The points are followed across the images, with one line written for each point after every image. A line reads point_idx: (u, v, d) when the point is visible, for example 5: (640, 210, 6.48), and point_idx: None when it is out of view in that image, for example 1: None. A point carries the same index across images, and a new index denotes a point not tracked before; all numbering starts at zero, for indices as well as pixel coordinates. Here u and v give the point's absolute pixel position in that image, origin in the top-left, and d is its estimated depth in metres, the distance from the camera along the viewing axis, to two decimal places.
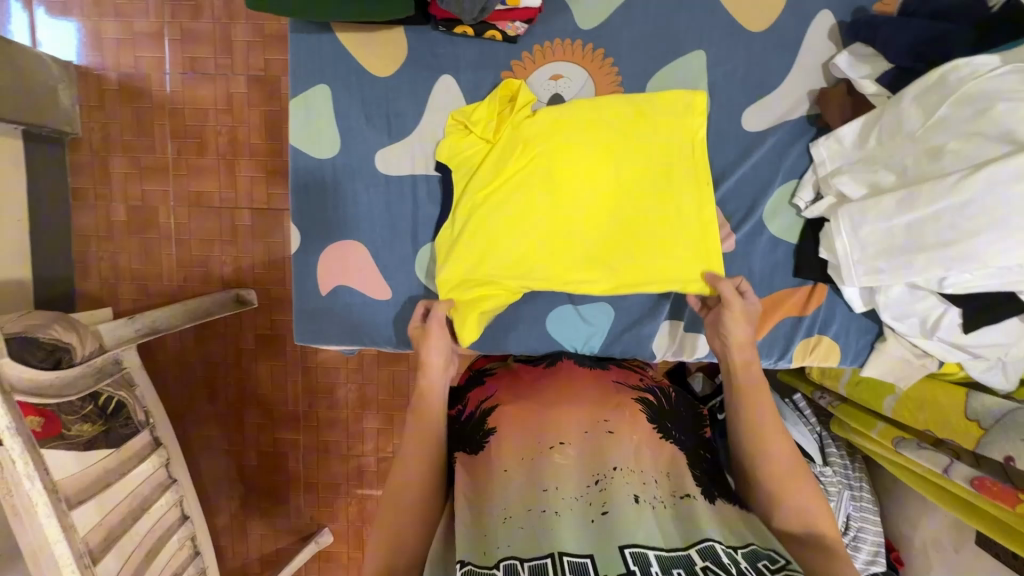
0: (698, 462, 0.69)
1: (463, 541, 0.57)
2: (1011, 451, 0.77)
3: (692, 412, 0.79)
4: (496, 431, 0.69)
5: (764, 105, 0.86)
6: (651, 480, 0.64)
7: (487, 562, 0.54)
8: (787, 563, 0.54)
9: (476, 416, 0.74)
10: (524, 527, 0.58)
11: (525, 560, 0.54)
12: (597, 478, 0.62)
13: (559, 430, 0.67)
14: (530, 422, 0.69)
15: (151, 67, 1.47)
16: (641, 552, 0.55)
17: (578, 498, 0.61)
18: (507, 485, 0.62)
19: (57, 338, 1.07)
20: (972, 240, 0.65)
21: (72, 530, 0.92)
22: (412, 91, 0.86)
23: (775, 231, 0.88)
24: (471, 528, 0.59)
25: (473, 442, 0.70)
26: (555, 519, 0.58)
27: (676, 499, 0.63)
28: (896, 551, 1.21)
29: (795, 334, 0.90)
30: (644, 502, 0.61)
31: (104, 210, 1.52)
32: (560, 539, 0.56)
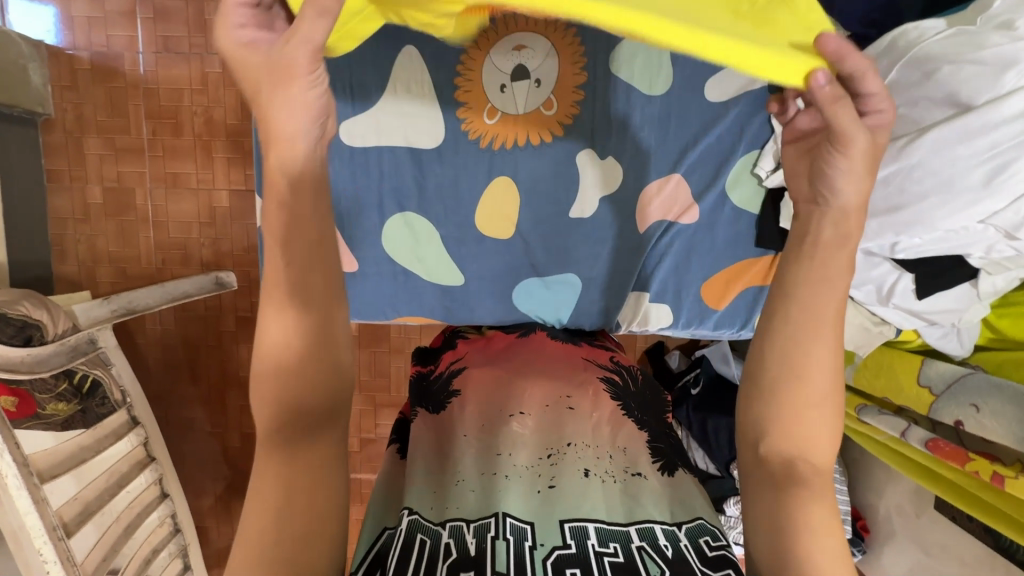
0: (659, 437, 0.71)
1: (415, 495, 0.60)
2: (959, 415, 0.81)
3: (656, 395, 0.80)
4: (460, 393, 0.72)
5: (725, 76, 0.86)
6: (605, 456, 0.64)
7: (435, 518, 0.56)
8: (727, 543, 0.55)
9: (443, 376, 0.77)
10: (474, 491, 0.59)
11: (471, 521, 0.55)
12: (550, 453, 0.63)
13: (521, 401, 0.69)
14: (493, 394, 0.70)
15: (124, 46, 1.45)
16: (581, 525, 0.55)
17: (528, 467, 0.62)
18: (463, 451, 0.64)
19: (25, 314, 1.09)
20: (916, 204, 0.67)
21: (44, 503, 0.92)
22: (375, 63, 0.85)
23: (737, 202, 0.89)
24: (421, 486, 0.61)
25: (436, 400, 0.73)
26: (502, 483, 0.59)
27: (627, 475, 0.63)
28: (862, 520, 1.24)
29: (755, 305, 0.92)
30: (594, 476, 0.61)
31: (80, 192, 1.51)
32: (506, 501, 0.57)
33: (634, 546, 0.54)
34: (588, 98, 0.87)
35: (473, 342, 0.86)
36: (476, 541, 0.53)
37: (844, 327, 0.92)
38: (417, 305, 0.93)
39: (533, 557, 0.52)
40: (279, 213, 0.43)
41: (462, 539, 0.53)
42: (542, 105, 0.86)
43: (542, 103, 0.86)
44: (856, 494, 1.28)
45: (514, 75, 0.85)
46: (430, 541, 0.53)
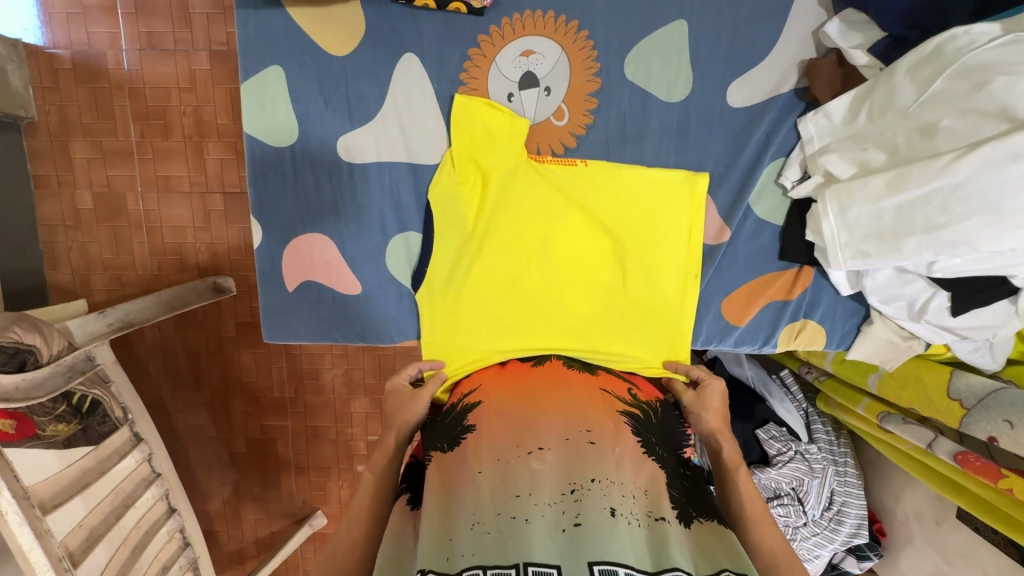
0: (677, 481, 0.66)
1: (426, 547, 0.55)
2: (994, 431, 0.78)
3: (676, 431, 0.75)
4: (475, 429, 0.68)
5: (750, 79, 0.80)
6: (629, 494, 0.59)
7: (450, 570, 0.52)
8: None
9: (456, 409, 0.74)
10: (490, 533, 0.55)
11: (490, 570, 0.50)
12: (573, 488, 0.59)
13: (539, 436, 0.65)
14: (509, 429, 0.66)
15: (106, 43, 1.38)
16: (611, 569, 0.51)
17: (551, 505, 0.57)
18: (479, 490, 0.59)
19: (18, 340, 1.00)
20: (962, 222, 0.62)
21: (47, 537, 0.91)
22: (373, 72, 0.79)
23: (761, 213, 0.85)
24: (433, 535, 0.56)
25: (449, 437, 0.69)
26: (523, 528, 0.54)
27: (651, 520, 0.58)
28: (878, 522, 1.23)
29: (781, 318, 0.88)
30: (620, 516, 0.57)
31: (70, 198, 1.45)
32: (527, 548, 0.52)
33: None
34: (602, 106, 0.81)
35: (488, 367, 0.82)
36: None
37: (869, 341, 0.89)
38: None
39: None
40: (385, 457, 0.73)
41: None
42: (553, 115, 0.81)
43: (553, 113, 0.81)
44: (872, 496, 1.26)
45: (522, 83, 0.80)
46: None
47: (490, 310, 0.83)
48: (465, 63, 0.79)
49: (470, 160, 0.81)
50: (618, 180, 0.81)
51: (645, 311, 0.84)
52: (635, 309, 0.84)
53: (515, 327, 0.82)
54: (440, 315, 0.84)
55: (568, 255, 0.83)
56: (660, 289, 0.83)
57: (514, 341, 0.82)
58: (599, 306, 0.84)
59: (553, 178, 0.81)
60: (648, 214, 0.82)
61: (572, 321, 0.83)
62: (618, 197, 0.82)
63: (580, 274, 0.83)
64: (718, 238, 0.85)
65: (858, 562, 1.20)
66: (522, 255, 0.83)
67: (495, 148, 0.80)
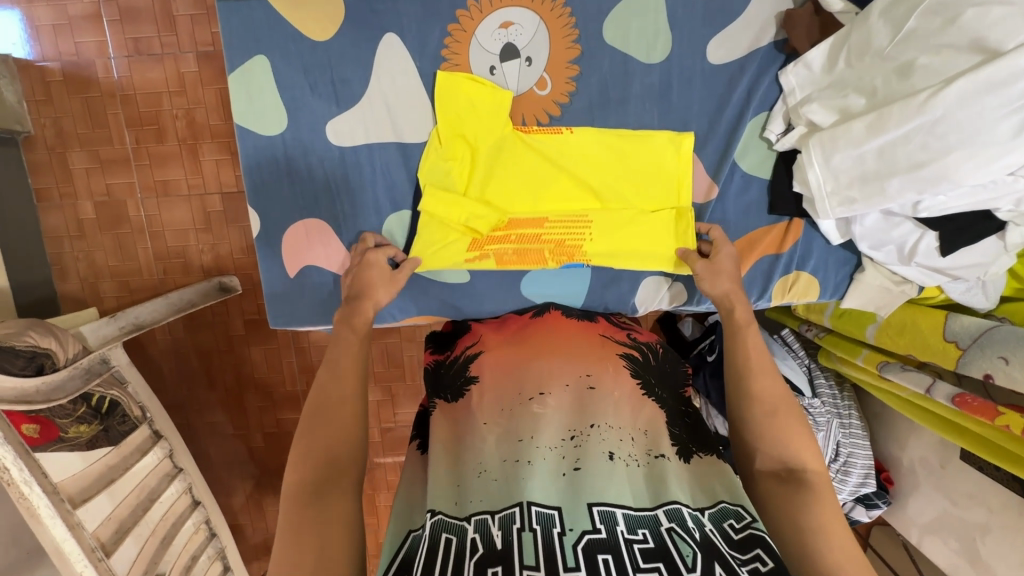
0: (677, 420, 0.70)
1: (437, 494, 0.60)
2: (989, 368, 0.78)
3: (676, 369, 0.79)
4: (477, 380, 0.73)
5: (728, 35, 0.80)
6: (628, 437, 0.64)
7: (459, 514, 0.57)
8: (753, 521, 0.54)
9: (459, 362, 0.78)
10: (497, 480, 0.59)
11: (496, 513, 0.55)
12: (572, 434, 0.64)
13: (541, 381, 0.70)
14: (511, 377, 0.72)
15: (94, 53, 1.39)
16: (608, 509, 0.55)
17: (552, 449, 0.62)
18: (484, 439, 0.65)
19: (35, 344, 1.04)
20: (943, 159, 0.63)
21: (79, 528, 0.95)
22: (356, 55, 0.81)
23: (748, 169, 0.85)
24: (445, 484, 0.61)
25: (452, 389, 0.74)
26: (526, 469, 0.60)
27: (650, 458, 0.63)
28: (886, 471, 1.25)
29: (774, 272, 0.89)
30: (619, 459, 0.61)
31: (72, 209, 1.48)
32: (529, 489, 0.57)
33: (664, 528, 0.54)
34: (584, 72, 0.82)
35: (488, 324, 0.87)
36: (503, 533, 0.53)
37: (862, 289, 0.89)
38: (426, 307, 0.92)
39: (563, 542, 0.52)
40: (361, 330, 0.77)
41: (488, 532, 0.53)
42: (535, 85, 0.82)
43: (535, 83, 0.82)
44: (879, 446, 1.28)
45: (503, 55, 0.81)
46: (456, 539, 0.53)
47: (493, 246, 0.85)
48: (446, 40, 0.80)
49: (457, 135, 0.82)
50: (604, 151, 0.83)
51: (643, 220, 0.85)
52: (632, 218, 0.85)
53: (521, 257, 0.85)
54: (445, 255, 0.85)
55: (555, 188, 0.85)
56: (651, 195, 0.85)
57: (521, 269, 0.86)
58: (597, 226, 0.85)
59: (536, 148, 0.83)
60: (636, 187, 0.84)
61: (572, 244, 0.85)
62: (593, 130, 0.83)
63: (569, 202, 0.85)
64: (708, 196, 0.86)
65: (867, 511, 1.22)
66: (511, 197, 0.85)
67: (481, 122, 0.81)
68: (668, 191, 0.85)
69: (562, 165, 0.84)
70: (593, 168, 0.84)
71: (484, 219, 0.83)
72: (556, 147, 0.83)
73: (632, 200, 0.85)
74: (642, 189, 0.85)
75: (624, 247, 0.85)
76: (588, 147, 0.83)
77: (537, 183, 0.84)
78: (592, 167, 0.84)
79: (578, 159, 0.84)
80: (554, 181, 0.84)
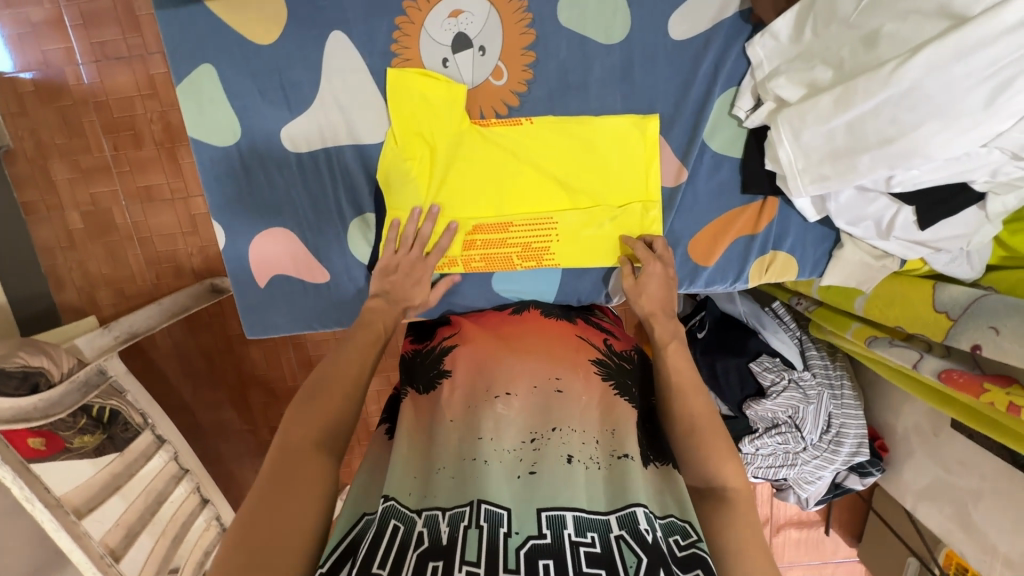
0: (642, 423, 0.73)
1: (394, 482, 0.61)
2: (978, 340, 0.75)
3: (648, 376, 0.83)
4: (450, 374, 0.74)
5: (691, 10, 0.76)
6: (592, 441, 0.65)
7: (413, 506, 0.59)
8: (697, 540, 0.56)
9: (435, 351, 0.79)
10: (454, 478, 0.60)
11: (446, 509, 0.57)
12: (533, 437, 0.64)
13: (509, 382, 0.70)
14: (483, 372, 0.73)
15: (62, 60, 1.37)
16: (559, 513, 0.56)
17: (511, 451, 0.63)
18: (447, 435, 0.65)
19: (26, 363, 1.06)
20: (912, 133, 0.60)
21: (85, 539, 1.01)
22: (303, 57, 0.78)
23: (718, 148, 0.82)
24: (399, 475, 0.62)
25: (426, 379, 0.75)
26: (482, 468, 0.60)
27: (613, 459, 0.64)
28: (880, 439, 1.24)
29: (749, 254, 0.86)
30: (577, 461, 0.62)
31: (60, 220, 1.48)
32: (484, 488, 0.57)
33: (613, 535, 0.55)
34: (540, 58, 0.78)
35: (470, 317, 0.87)
36: (450, 530, 0.54)
37: (843, 265, 0.86)
38: None
39: (507, 544, 0.52)
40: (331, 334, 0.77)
41: (436, 528, 0.55)
42: (491, 75, 0.79)
43: (491, 73, 0.79)
44: (873, 414, 1.27)
45: (455, 46, 0.77)
46: (404, 528, 0.55)
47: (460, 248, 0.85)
48: (395, 33, 0.77)
49: (414, 133, 0.80)
50: (574, 139, 0.81)
51: (611, 215, 0.83)
52: (600, 213, 0.83)
53: (488, 258, 0.86)
54: None
55: (520, 184, 0.83)
56: (622, 186, 0.83)
57: (490, 269, 0.87)
58: (564, 221, 0.84)
59: (496, 144, 0.81)
60: (605, 179, 0.82)
61: (540, 241, 0.85)
62: (556, 122, 0.80)
63: (535, 199, 0.83)
64: (678, 179, 0.83)
65: (861, 479, 1.22)
66: (475, 196, 0.83)
67: (437, 119, 0.79)
68: (638, 183, 0.83)
69: (525, 159, 0.81)
70: (558, 160, 0.81)
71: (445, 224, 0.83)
72: (519, 142, 0.81)
73: (600, 193, 0.83)
74: (611, 181, 0.82)
75: (592, 243, 0.85)
76: (550, 141, 0.81)
77: (501, 180, 0.82)
78: (558, 159, 0.81)
79: (540, 152, 0.81)
80: (518, 178, 0.82)
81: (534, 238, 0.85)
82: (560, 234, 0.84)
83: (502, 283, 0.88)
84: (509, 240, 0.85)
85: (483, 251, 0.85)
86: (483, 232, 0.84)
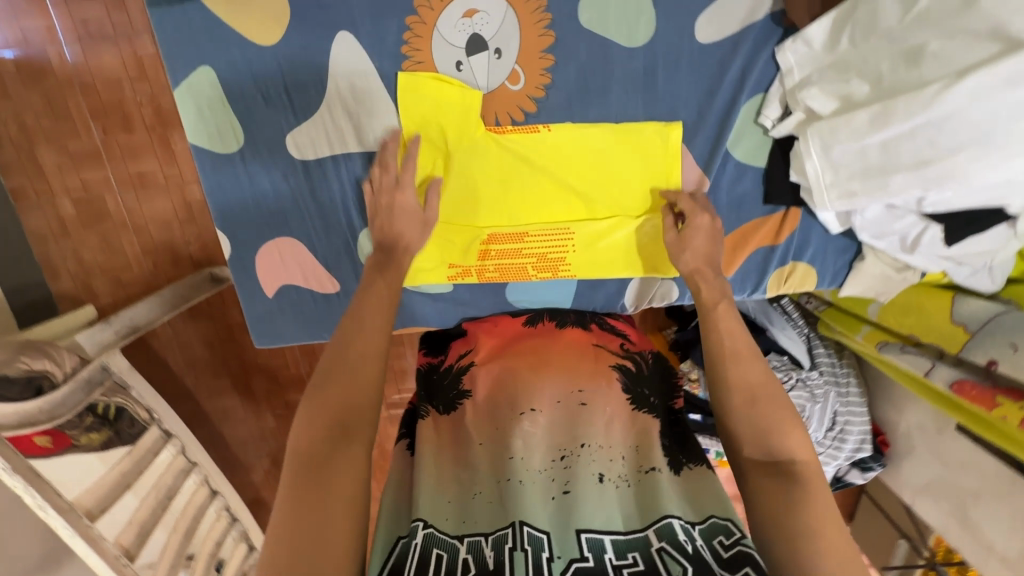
0: (668, 429, 0.71)
1: (428, 504, 0.59)
2: (994, 355, 0.75)
3: (669, 380, 0.81)
4: (471, 395, 0.74)
5: (720, 10, 0.72)
6: (618, 457, 0.65)
7: (452, 531, 0.57)
8: (742, 538, 0.54)
9: (453, 370, 0.79)
10: (491, 502, 0.60)
11: (488, 535, 0.56)
12: (563, 455, 0.64)
13: (532, 397, 0.70)
14: (506, 388, 0.72)
15: (44, 38, 1.29)
16: (596, 536, 0.55)
17: (541, 471, 0.62)
18: (479, 458, 0.65)
19: (29, 367, 1.04)
20: (951, 158, 0.58)
21: (99, 541, 1.04)
22: (308, 60, 0.73)
23: (741, 156, 0.79)
24: (430, 497, 0.60)
25: (445, 400, 0.75)
26: (518, 488, 0.59)
27: (642, 473, 0.64)
28: (882, 435, 1.26)
29: (768, 264, 0.85)
30: (608, 480, 0.62)
31: (51, 207, 1.42)
32: (523, 509, 0.57)
33: (654, 549, 0.54)
34: (559, 62, 0.74)
35: (483, 326, 0.86)
36: (494, 554, 0.53)
37: (863, 277, 0.85)
38: (410, 316, 0.90)
39: (551, 568, 0.51)
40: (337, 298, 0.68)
41: (481, 554, 0.53)
42: (507, 79, 0.75)
43: (507, 77, 0.75)
44: (875, 409, 1.29)
45: (469, 48, 0.73)
46: (447, 555, 0.53)
47: (470, 259, 0.84)
48: (405, 34, 0.73)
49: (427, 142, 0.77)
50: (592, 150, 0.77)
51: (627, 227, 0.81)
52: (616, 225, 0.81)
53: (500, 269, 0.84)
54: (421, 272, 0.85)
55: (535, 194, 0.80)
56: (640, 198, 0.80)
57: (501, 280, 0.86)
58: (579, 233, 0.82)
59: (511, 155, 0.77)
60: (625, 190, 0.80)
61: (553, 253, 0.83)
62: (575, 131, 0.76)
63: (550, 210, 0.81)
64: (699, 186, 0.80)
65: (862, 473, 1.25)
66: (488, 207, 0.81)
67: (451, 128, 0.76)
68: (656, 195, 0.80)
69: (541, 170, 0.78)
70: (575, 170, 0.78)
71: (460, 237, 0.82)
72: (535, 152, 0.77)
73: (617, 205, 0.81)
74: (628, 192, 0.80)
75: (606, 255, 0.83)
76: (569, 151, 0.77)
77: (516, 190, 0.80)
78: (574, 170, 0.78)
79: (556, 163, 0.78)
80: (533, 188, 0.80)
81: (546, 250, 0.83)
82: (574, 246, 0.83)
83: (516, 293, 0.87)
84: (522, 251, 0.83)
85: (495, 262, 0.84)
86: (495, 243, 0.82)
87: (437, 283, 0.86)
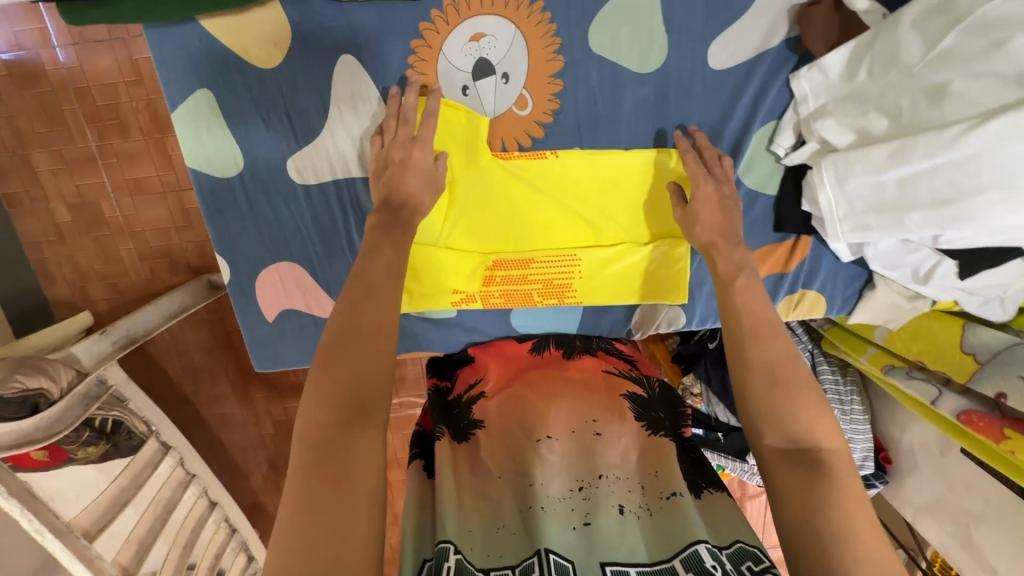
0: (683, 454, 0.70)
1: (455, 529, 0.57)
2: (1003, 388, 0.73)
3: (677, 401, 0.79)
4: (483, 424, 0.72)
5: (733, 36, 0.70)
6: (636, 488, 0.62)
7: (480, 563, 0.54)
8: (771, 564, 0.50)
9: (464, 400, 0.77)
10: (516, 533, 0.57)
11: (516, 567, 0.53)
12: (581, 485, 0.62)
13: (547, 424, 0.68)
14: (517, 416, 0.71)
15: (37, 42, 1.26)
16: (621, 569, 0.53)
17: (562, 500, 0.60)
18: (500, 491, 0.62)
19: (24, 386, 0.94)
20: (974, 198, 0.57)
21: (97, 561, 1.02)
22: (309, 84, 0.71)
23: (753, 183, 0.77)
24: (455, 523, 0.58)
25: (457, 429, 0.73)
26: (541, 515, 0.57)
27: (665, 500, 0.61)
28: (885, 452, 1.25)
29: (778, 290, 0.84)
30: (629, 512, 0.60)
31: (46, 212, 1.39)
32: (545, 536, 0.54)
33: None
34: (568, 86, 0.72)
35: (490, 353, 0.85)
36: None
37: None
38: (412, 341, 0.89)
39: None
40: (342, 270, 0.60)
41: None
42: (514, 104, 0.73)
43: (514, 102, 0.73)
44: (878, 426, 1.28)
45: (475, 73, 0.71)
46: None
47: (476, 283, 0.82)
48: (410, 58, 0.70)
49: None
50: (603, 173, 0.76)
51: (636, 252, 0.80)
52: (625, 250, 0.80)
53: (506, 293, 0.83)
54: (423, 298, 0.83)
55: (544, 215, 0.78)
56: (649, 222, 0.79)
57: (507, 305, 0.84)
58: (588, 257, 0.80)
59: (519, 179, 0.76)
60: (634, 214, 0.78)
61: (561, 277, 0.82)
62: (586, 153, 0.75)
63: (558, 233, 0.79)
64: None
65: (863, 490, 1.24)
66: (494, 232, 0.79)
67: (456, 152, 0.74)
68: (666, 220, 0.78)
69: (551, 192, 0.77)
70: (585, 192, 0.77)
71: (464, 264, 0.80)
72: (546, 175, 0.76)
73: (627, 228, 0.79)
74: (638, 216, 0.78)
75: (614, 280, 0.82)
76: (579, 172, 0.75)
77: (524, 213, 0.78)
78: (585, 191, 0.77)
79: (566, 186, 0.76)
80: (542, 211, 0.78)
81: (554, 274, 0.81)
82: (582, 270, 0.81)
83: (521, 319, 0.86)
84: (529, 275, 0.81)
85: (501, 287, 0.82)
86: (502, 267, 0.81)
87: (439, 308, 0.84)
